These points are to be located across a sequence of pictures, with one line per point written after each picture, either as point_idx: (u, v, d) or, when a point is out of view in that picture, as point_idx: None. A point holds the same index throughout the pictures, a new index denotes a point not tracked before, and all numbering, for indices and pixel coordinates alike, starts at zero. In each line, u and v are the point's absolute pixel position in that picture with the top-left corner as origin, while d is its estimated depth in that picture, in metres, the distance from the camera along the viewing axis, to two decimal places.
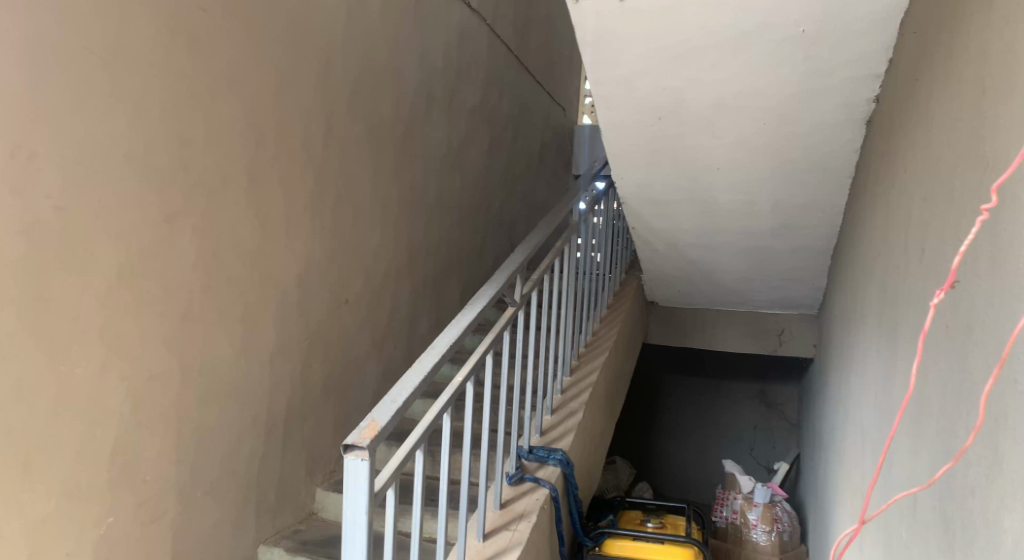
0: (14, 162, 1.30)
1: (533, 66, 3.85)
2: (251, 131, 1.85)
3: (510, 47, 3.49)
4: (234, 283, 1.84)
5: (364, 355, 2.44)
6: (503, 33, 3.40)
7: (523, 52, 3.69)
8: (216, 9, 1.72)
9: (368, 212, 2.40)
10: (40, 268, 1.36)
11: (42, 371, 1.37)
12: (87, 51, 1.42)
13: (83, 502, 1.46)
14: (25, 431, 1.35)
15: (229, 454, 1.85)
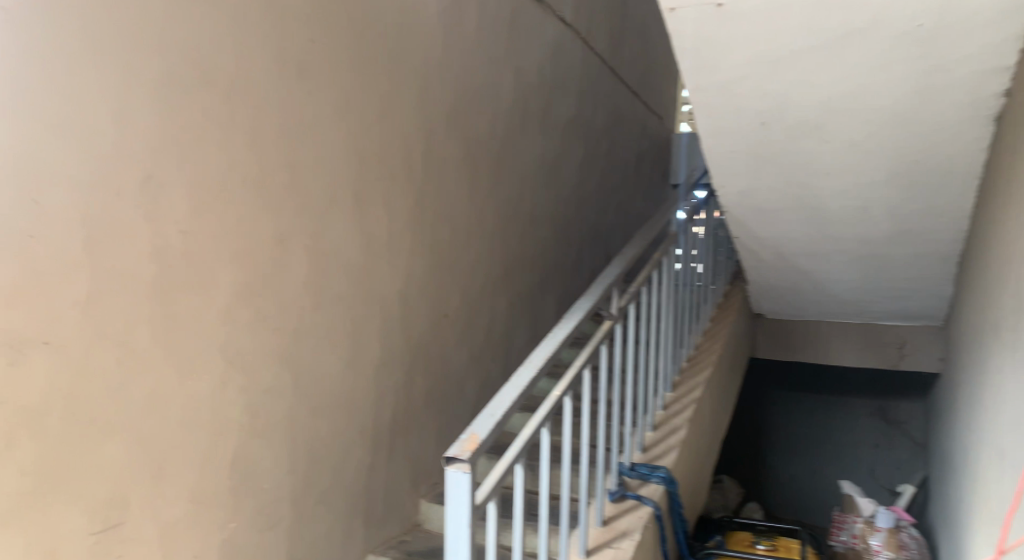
0: (147, 190, 1.41)
1: (628, 77, 3.82)
2: (355, 154, 1.93)
3: (604, 59, 3.48)
4: (342, 299, 1.92)
5: (464, 368, 2.48)
6: (598, 46, 3.40)
7: (618, 63, 3.66)
8: (323, 39, 1.80)
9: (465, 228, 2.44)
10: (168, 288, 1.46)
11: (172, 383, 1.48)
12: (208, 85, 1.52)
13: (208, 508, 1.56)
14: (157, 440, 1.45)
15: (338, 465, 1.92)
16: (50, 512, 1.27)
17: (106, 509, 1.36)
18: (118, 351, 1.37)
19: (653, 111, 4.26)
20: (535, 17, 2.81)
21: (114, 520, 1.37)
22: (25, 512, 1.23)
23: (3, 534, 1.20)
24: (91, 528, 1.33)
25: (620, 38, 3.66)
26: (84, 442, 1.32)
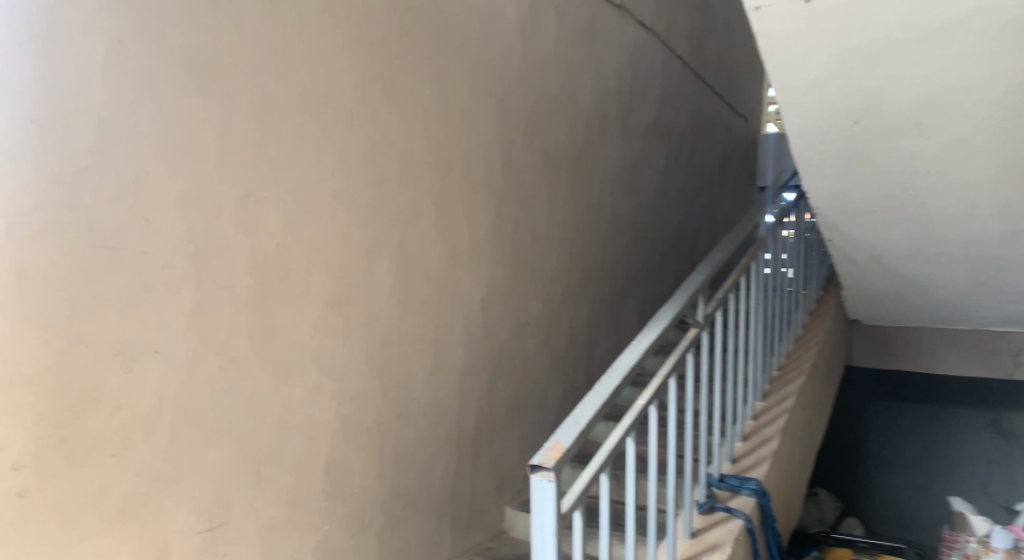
0: (245, 206, 1.48)
1: (711, 78, 3.75)
2: (437, 166, 1.97)
3: (686, 61, 3.43)
4: (427, 308, 1.96)
5: (546, 376, 2.48)
6: (679, 48, 3.35)
7: (700, 64, 3.60)
8: (407, 55, 1.85)
9: (546, 236, 2.45)
10: (266, 298, 1.53)
11: (269, 390, 1.54)
12: (301, 104, 1.59)
13: (303, 510, 1.62)
14: (256, 444, 1.52)
15: (425, 471, 1.96)
16: (162, 512, 1.35)
17: (211, 509, 1.43)
18: (220, 359, 1.45)
19: (738, 111, 4.16)
20: (615, 23, 2.79)
21: (218, 520, 1.45)
22: (139, 510, 1.31)
23: (120, 530, 1.28)
24: (198, 527, 1.41)
25: (702, 39, 3.60)
26: (191, 445, 1.40)
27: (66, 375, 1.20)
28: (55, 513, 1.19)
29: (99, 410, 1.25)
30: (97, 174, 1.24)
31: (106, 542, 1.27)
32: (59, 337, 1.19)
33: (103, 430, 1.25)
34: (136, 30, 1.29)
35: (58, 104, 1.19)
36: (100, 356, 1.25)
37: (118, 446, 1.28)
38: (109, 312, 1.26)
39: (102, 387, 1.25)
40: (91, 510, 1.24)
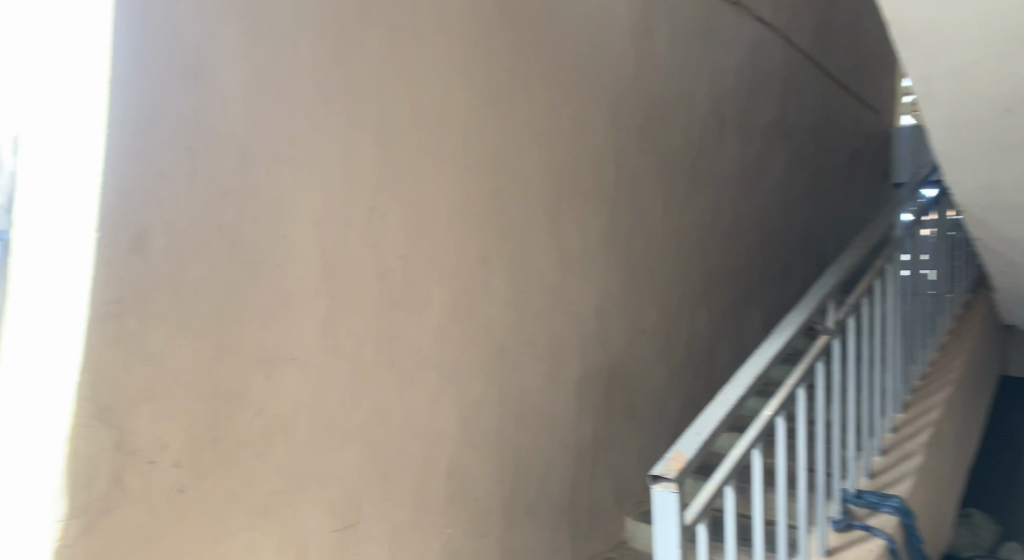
0: (370, 221, 1.56)
1: (838, 72, 3.56)
2: (550, 175, 1.99)
3: (809, 56, 3.28)
4: (542, 317, 1.98)
5: (664, 384, 2.44)
6: (801, 43, 3.21)
7: (825, 58, 3.43)
8: (521, 67, 1.89)
9: (662, 242, 2.42)
10: (389, 308, 1.60)
11: (394, 396, 1.61)
12: (418, 120, 1.65)
13: (428, 514, 1.67)
14: (384, 448, 1.59)
15: (544, 478, 1.97)
16: (300, 510, 1.43)
17: (343, 509, 1.51)
18: (350, 366, 1.52)
19: (869, 105, 3.92)
20: (732, 21, 2.72)
21: (350, 520, 1.52)
22: (280, 507, 1.40)
23: (264, 526, 1.38)
24: (333, 526, 1.49)
25: (827, 32, 3.43)
26: (325, 448, 1.48)
27: (214, 380, 1.30)
28: (208, 508, 1.29)
29: (244, 413, 1.34)
30: (240, 196, 1.34)
31: (252, 536, 1.36)
32: (208, 346, 1.30)
33: (247, 432, 1.35)
34: (272, 60, 1.38)
35: (206, 133, 1.29)
36: (244, 362, 1.35)
37: (260, 447, 1.37)
38: (252, 322, 1.36)
39: (247, 392, 1.35)
40: (238, 506, 1.34)
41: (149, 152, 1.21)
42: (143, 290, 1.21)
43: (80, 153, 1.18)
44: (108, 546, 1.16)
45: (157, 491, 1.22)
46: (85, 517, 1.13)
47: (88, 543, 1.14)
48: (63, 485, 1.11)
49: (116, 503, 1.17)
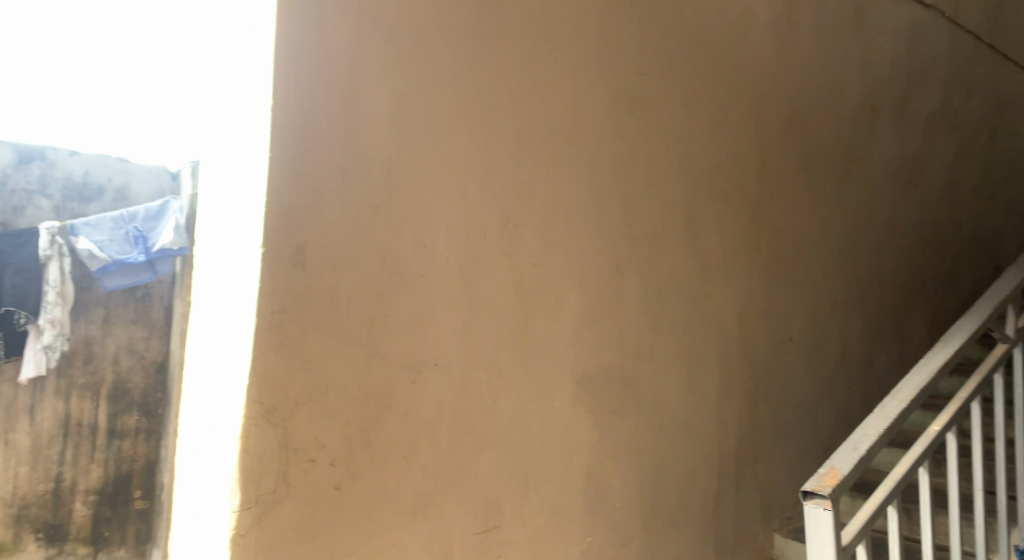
0: (506, 231, 1.59)
1: (1017, 52, 3.22)
2: (687, 178, 1.95)
3: (980, 37, 3.00)
4: (682, 323, 1.94)
5: (812, 394, 2.32)
6: (970, 23, 2.94)
7: (1000, 37, 3.12)
8: (657, 71, 1.87)
9: (808, 244, 2.31)
10: (525, 315, 1.62)
11: (533, 402, 1.63)
12: (552, 130, 1.67)
13: (568, 521, 1.68)
14: (523, 454, 1.61)
15: (686, 489, 1.93)
16: (445, 512, 1.49)
17: (486, 512, 1.55)
18: (489, 373, 1.56)
19: None
20: (885, 6, 2.55)
21: (493, 523, 1.56)
22: (426, 508, 1.46)
23: (412, 525, 1.44)
24: (476, 528, 1.53)
25: (1003, 8, 3.11)
26: (467, 452, 1.52)
27: (366, 385, 1.38)
28: (361, 506, 1.37)
29: (393, 417, 1.41)
30: (387, 211, 1.41)
31: (402, 534, 1.42)
32: (360, 352, 1.37)
33: (396, 434, 1.41)
34: (415, 80, 1.45)
35: (356, 153, 1.37)
36: (392, 368, 1.41)
37: (407, 449, 1.43)
38: (398, 330, 1.43)
39: (395, 396, 1.42)
40: (388, 505, 1.40)
41: (307, 173, 1.30)
42: (303, 301, 1.30)
43: (249, 176, 1.29)
44: (276, 536, 1.26)
45: (316, 488, 1.31)
46: (255, 509, 1.23)
47: (258, 533, 1.24)
48: (237, 479, 1.22)
49: (282, 497, 1.27)
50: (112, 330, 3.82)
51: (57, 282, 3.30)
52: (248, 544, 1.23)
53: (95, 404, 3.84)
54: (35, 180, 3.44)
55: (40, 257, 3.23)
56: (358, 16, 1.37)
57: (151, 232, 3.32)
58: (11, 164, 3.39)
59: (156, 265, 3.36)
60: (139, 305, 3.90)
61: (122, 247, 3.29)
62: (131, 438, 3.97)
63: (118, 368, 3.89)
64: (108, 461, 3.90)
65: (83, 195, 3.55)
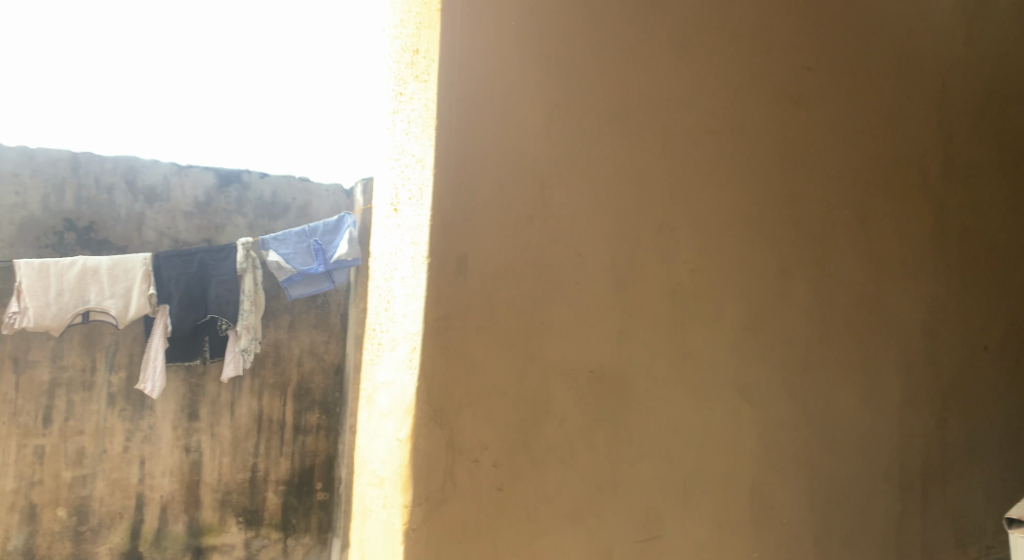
0: (662, 236, 1.56)
1: None
2: (857, 176, 1.83)
3: None
4: (852, 330, 1.81)
5: (1009, 409, 2.11)
6: None
7: None
8: (820, 63, 1.77)
9: (1000, 245, 2.10)
10: (683, 323, 1.58)
11: (693, 412, 1.59)
12: (710, 131, 1.62)
13: (733, 534, 1.63)
14: (683, 464, 1.57)
15: (862, 507, 1.81)
16: (607, 518, 1.49)
17: (646, 521, 1.53)
18: (647, 379, 1.54)
19: None
20: None
21: (654, 532, 1.54)
22: (587, 513, 1.47)
23: (573, 529, 1.45)
24: (636, 537, 1.52)
25: None
26: (627, 459, 1.51)
27: (525, 389, 1.40)
28: (524, 507, 1.40)
29: (552, 421, 1.43)
30: (542, 221, 1.43)
31: (564, 537, 1.44)
32: (519, 359, 1.40)
33: (554, 439, 1.43)
34: (567, 90, 1.46)
35: (513, 165, 1.40)
36: (550, 373, 1.43)
37: (566, 453, 1.45)
38: (555, 336, 1.44)
39: (553, 400, 1.43)
40: (549, 508, 1.43)
41: (467, 187, 1.35)
42: (464, 308, 1.35)
43: (416, 192, 1.37)
44: (445, 532, 1.32)
45: (482, 487, 1.36)
46: (426, 505, 1.30)
47: (428, 529, 1.31)
48: (409, 475, 1.30)
49: (449, 495, 1.33)
50: (296, 335, 5.48)
51: (249, 292, 4.68)
52: (420, 538, 1.30)
53: (284, 400, 5.48)
54: (232, 205, 5.32)
55: (238, 270, 4.62)
56: (514, 32, 1.40)
57: (329, 245, 4.55)
58: (214, 188, 5.28)
59: (334, 275, 4.63)
60: (319, 312, 5.56)
61: (304, 259, 4.53)
62: (314, 433, 5.63)
63: (302, 370, 5.56)
64: (293, 454, 5.56)
65: (268, 210, 5.42)
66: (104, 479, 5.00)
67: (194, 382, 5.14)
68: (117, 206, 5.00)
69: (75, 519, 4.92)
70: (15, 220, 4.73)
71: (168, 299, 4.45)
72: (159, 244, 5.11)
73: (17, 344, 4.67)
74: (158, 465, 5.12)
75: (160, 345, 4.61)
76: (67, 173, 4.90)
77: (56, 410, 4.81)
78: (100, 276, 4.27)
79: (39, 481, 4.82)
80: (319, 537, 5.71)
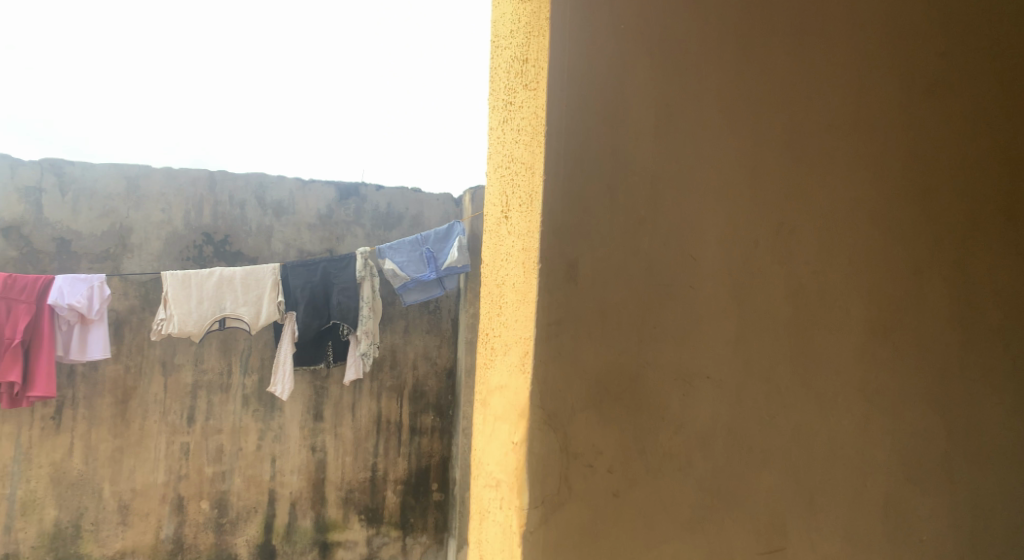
0: (780, 237, 1.50)
1: None
2: (998, 168, 1.70)
3: None
4: (996, 334, 1.68)
5: None
6: None
7: None
8: (953, 49, 1.67)
9: None
10: (805, 327, 1.51)
11: (818, 419, 1.52)
12: (832, 126, 1.55)
13: (864, 550, 1.54)
14: (808, 475, 1.50)
15: (1012, 525, 1.68)
16: (727, 528, 1.45)
17: (769, 533, 1.48)
18: (767, 386, 1.48)
19: None
20: None
21: (778, 545, 1.48)
22: (705, 522, 1.43)
23: (692, 537, 1.42)
24: (759, 548, 1.47)
25: None
26: (747, 468, 1.46)
27: (639, 396, 1.38)
28: (641, 514, 1.38)
29: (667, 428, 1.40)
30: (652, 223, 1.40)
31: (684, 546, 1.41)
32: (632, 364, 1.38)
33: (670, 446, 1.40)
34: (678, 89, 1.43)
35: (623, 168, 1.38)
36: (664, 380, 1.40)
37: (683, 461, 1.41)
38: (669, 341, 1.41)
39: (668, 406, 1.41)
40: (667, 515, 1.40)
41: (577, 191, 1.35)
42: (576, 312, 1.34)
43: (527, 199, 1.39)
44: (562, 537, 1.32)
45: (596, 493, 1.35)
46: (541, 508, 1.31)
47: (545, 532, 1.31)
48: (525, 478, 1.31)
49: (565, 499, 1.33)
50: (410, 339, 5.72)
51: (368, 298, 4.88)
52: (537, 541, 1.31)
53: (400, 402, 5.71)
54: (352, 213, 5.61)
55: (357, 277, 4.81)
56: (623, 36, 1.39)
57: (440, 252, 4.69)
58: (334, 201, 5.58)
59: (444, 282, 4.79)
60: (432, 317, 5.80)
61: (417, 266, 4.68)
62: (429, 434, 5.82)
63: (417, 373, 5.79)
64: (410, 454, 5.75)
65: (383, 221, 5.68)
66: (240, 475, 5.31)
67: (319, 385, 5.50)
68: (248, 220, 5.36)
69: (216, 512, 5.23)
70: (161, 236, 5.15)
71: (295, 306, 4.69)
72: (285, 255, 5.41)
73: (165, 348, 5.12)
74: (287, 463, 5.41)
75: (288, 350, 4.79)
76: (204, 191, 5.29)
77: (198, 410, 5.20)
78: (235, 285, 4.60)
79: (185, 475, 5.18)
80: (436, 537, 5.85)
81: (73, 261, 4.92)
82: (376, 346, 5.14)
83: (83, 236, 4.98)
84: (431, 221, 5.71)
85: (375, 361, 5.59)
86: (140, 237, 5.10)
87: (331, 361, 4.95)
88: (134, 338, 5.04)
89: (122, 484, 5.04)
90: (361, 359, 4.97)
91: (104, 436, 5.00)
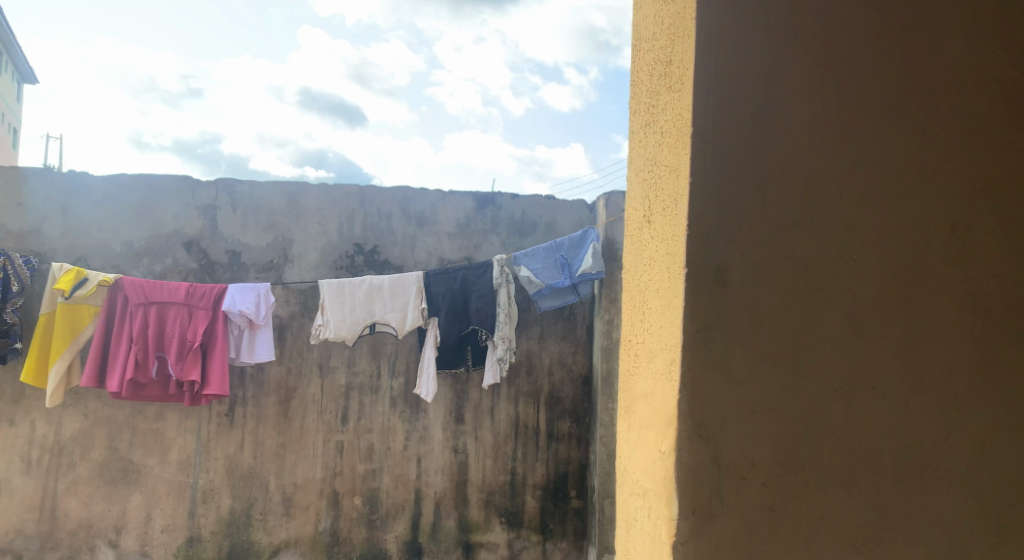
0: (954, 238, 1.38)
1: None
2: None
3: None
4: None
5: None
6: None
7: None
8: None
9: None
10: (985, 336, 1.38)
11: (1002, 437, 1.39)
12: (1014, 117, 1.42)
13: None
14: (991, 497, 1.38)
15: None
16: (895, 550, 1.35)
17: None
18: (941, 397, 1.37)
19: None
20: None
21: None
22: (871, 543, 1.34)
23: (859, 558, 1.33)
24: None
25: None
26: (917, 487, 1.35)
27: (796, 407, 1.32)
28: (800, 531, 1.31)
29: (827, 442, 1.33)
30: (808, 226, 1.34)
31: None
32: (788, 373, 1.32)
33: (830, 462, 1.33)
34: (833, 85, 1.36)
35: (775, 169, 1.33)
36: (824, 390, 1.33)
37: (844, 477, 1.33)
38: (828, 349, 1.33)
39: (828, 419, 1.33)
40: (828, 534, 1.32)
41: (726, 195, 1.31)
42: (726, 319, 1.30)
43: (671, 203, 1.36)
44: (715, 550, 1.28)
45: (750, 507, 1.30)
46: (692, 519, 1.27)
47: (696, 544, 1.27)
48: (674, 489, 1.27)
49: (716, 512, 1.28)
50: (547, 345, 5.38)
51: (505, 304, 4.87)
52: (688, 553, 1.27)
53: (538, 407, 5.34)
54: (490, 221, 5.46)
55: (494, 284, 4.85)
56: (775, 31, 1.34)
57: (574, 259, 4.74)
58: (472, 211, 5.46)
59: (578, 288, 4.80)
60: (567, 323, 5.42)
61: (551, 273, 4.73)
62: (566, 441, 5.35)
63: (553, 380, 5.38)
64: (548, 460, 5.32)
65: (520, 228, 5.50)
66: (390, 473, 5.17)
67: (459, 388, 5.27)
68: (395, 231, 5.36)
69: (368, 508, 5.12)
70: (318, 247, 5.26)
71: (437, 312, 4.82)
72: (428, 264, 5.35)
73: (322, 352, 5.14)
74: (432, 463, 5.21)
75: (432, 353, 4.81)
76: (356, 205, 5.34)
77: (352, 410, 5.14)
78: (383, 293, 4.81)
79: (340, 471, 5.12)
80: (575, 544, 5.29)
81: (243, 271, 5.16)
82: (513, 353, 5.03)
83: (250, 247, 5.19)
84: (565, 228, 5.49)
85: (511, 367, 5.28)
86: (300, 249, 5.23)
87: (470, 365, 4.96)
88: (295, 342, 5.12)
89: (285, 478, 5.07)
90: (498, 365, 4.91)
91: (270, 432, 5.07)
